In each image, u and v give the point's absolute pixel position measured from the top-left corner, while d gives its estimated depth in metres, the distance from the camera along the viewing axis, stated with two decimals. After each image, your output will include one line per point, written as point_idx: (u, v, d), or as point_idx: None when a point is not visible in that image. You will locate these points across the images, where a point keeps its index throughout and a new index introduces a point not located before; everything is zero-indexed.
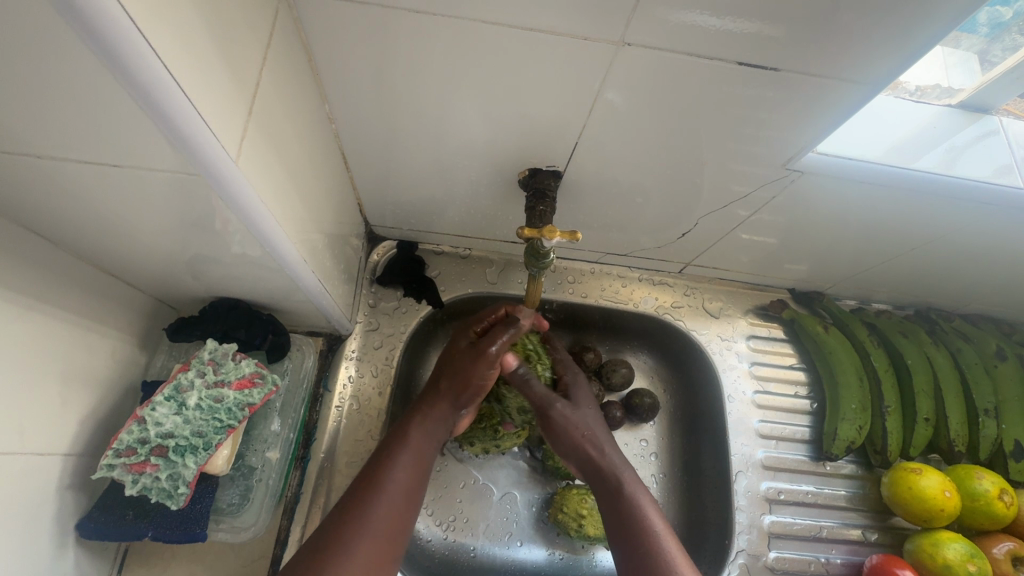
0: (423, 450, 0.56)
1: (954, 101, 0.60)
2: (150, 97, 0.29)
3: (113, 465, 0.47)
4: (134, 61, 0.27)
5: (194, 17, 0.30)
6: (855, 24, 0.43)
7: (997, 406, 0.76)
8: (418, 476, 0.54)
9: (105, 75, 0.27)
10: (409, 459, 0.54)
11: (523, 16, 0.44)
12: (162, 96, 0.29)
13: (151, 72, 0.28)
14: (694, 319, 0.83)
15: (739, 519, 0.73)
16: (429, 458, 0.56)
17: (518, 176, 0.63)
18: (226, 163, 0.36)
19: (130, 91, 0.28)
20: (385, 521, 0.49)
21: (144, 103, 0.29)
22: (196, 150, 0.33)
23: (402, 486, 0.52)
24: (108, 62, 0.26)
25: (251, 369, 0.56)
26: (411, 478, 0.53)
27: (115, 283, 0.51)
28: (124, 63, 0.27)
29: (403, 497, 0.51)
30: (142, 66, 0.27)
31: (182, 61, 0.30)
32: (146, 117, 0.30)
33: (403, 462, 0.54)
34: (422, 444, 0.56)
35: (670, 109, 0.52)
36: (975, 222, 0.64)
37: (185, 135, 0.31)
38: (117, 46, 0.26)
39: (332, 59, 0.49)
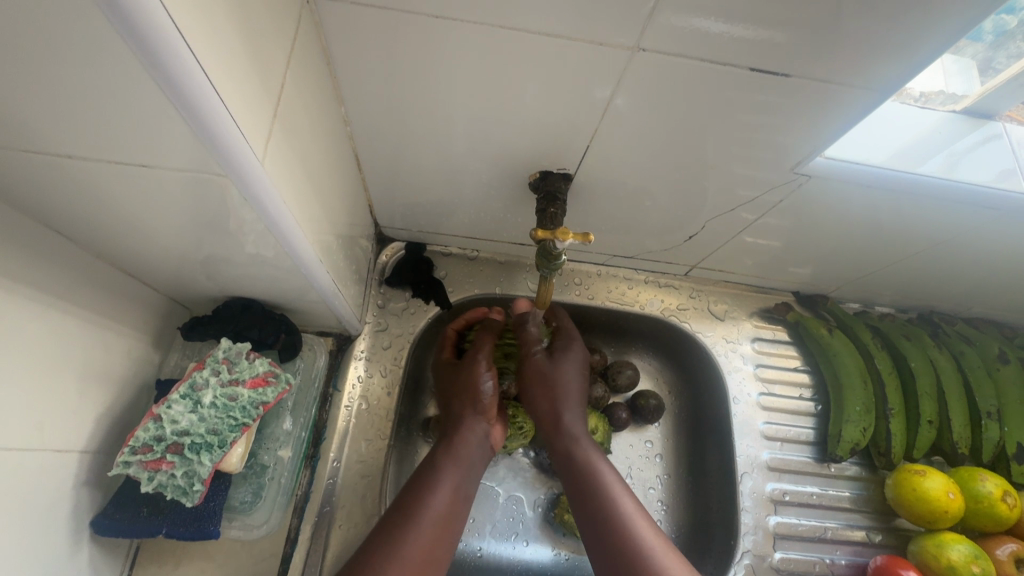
0: (458, 475, 0.56)
1: (958, 107, 0.61)
2: (181, 94, 0.29)
3: (128, 462, 0.48)
4: (169, 59, 0.27)
5: (225, 19, 0.31)
6: (864, 32, 0.44)
7: (1000, 409, 0.77)
8: (455, 502, 0.54)
9: (140, 74, 0.28)
10: (446, 486, 0.55)
11: (539, 22, 0.44)
12: (194, 93, 0.29)
13: (185, 69, 0.28)
14: (699, 321, 0.84)
15: (744, 520, 0.73)
16: (466, 484, 0.57)
17: (528, 179, 0.63)
18: (251, 164, 0.36)
19: (163, 88, 0.28)
20: (423, 550, 0.49)
21: (174, 99, 0.29)
22: (223, 150, 0.34)
23: (439, 512, 0.52)
24: (146, 64, 0.27)
25: (264, 369, 0.56)
26: (449, 505, 0.53)
27: (131, 282, 0.52)
28: (162, 64, 0.27)
29: (440, 522, 0.52)
30: (176, 64, 0.28)
31: (213, 60, 0.30)
32: (175, 114, 0.30)
33: (441, 490, 0.54)
34: (455, 470, 0.56)
35: (680, 113, 0.53)
36: (978, 226, 0.65)
37: (215, 135, 0.32)
38: (155, 49, 0.26)
39: (349, 63, 0.50)
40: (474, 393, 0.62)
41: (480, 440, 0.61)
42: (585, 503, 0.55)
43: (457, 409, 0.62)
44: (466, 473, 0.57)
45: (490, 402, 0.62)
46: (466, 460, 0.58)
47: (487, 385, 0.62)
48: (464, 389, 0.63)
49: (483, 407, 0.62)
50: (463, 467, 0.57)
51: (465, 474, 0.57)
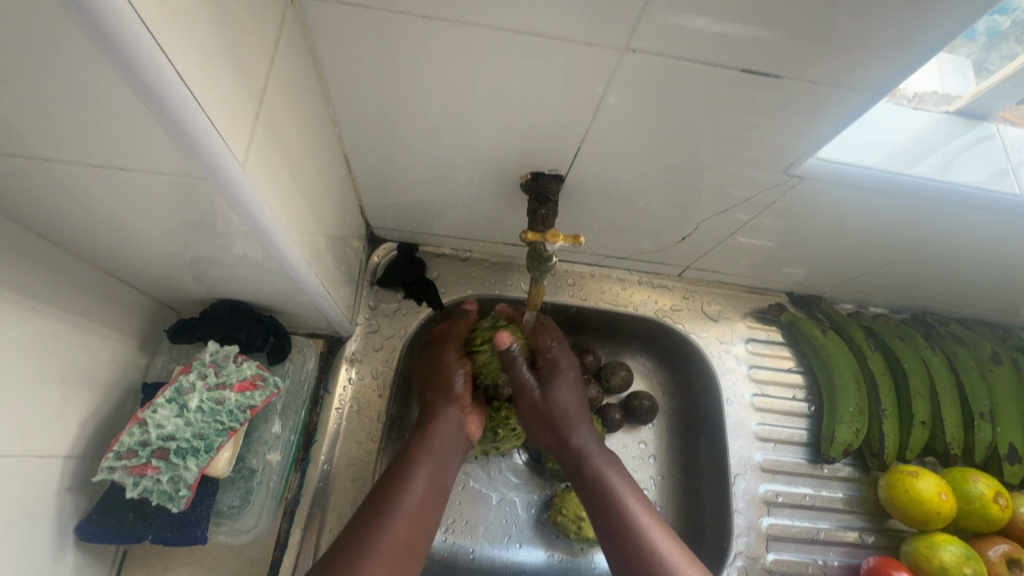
0: (433, 466, 0.56)
1: (951, 108, 0.61)
2: (153, 95, 0.28)
3: (113, 468, 0.47)
4: (140, 58, 0.26)
5: (201, 17, 0.30)
6: (855, 34, 0.43)
7: (992, 410, 0.77)
8: (431, 493, 0.54)
9: (112, 75, 0.27)
10: (421, 478, 0.54)
11: (528, 21, 0.44)
12: (166, 93, 0.29)
13: (156, 69, 0.27)
14: (693, 322, 0.84)
15: (737, 521, 0.73)
16: (441, 475, 0.56)
17: (520, 179, 0.63)
18: (232, 166, 0.36)
19: (133, 87, 0.28)
20: (396, 540, 0.49)
21: (145, 99, 0.28)
22: (202, 153, 0.33)
23: (414, 504, 0.52)
24: (119, 67, 0.26)
25: (252, 372, 0.55)
26: (425, 496, 0.53)
27: (116, 285, 0.51)
28: (134, 67, 0.27)
29: (417, 513, 0.52)
30: (146, 63, 0.27)
31: (187, 59, 0.30)
32: (148, 114, 0.29)
33: (415, 481, 0.54)
34: (429, 460, 0.56)
35: (672, 114, 0.53)
36: (972, 227, 0.65)
37: (193, 138, 0.32)
38: (127, 52, 0.26)
39: (337, 63, 0.49)
40: (447, 383, 0.61)
41: (455, 431, 0.59)
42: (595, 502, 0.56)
43: (432, 401, 0.61)
44: (442, 464, 0.56)
45: (464, 392, 0.61)
46: (441, 452, 0.57)
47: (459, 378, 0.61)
48: (436, 381, 0.62)
49: (456, 398, 0.61)
50: (439, 457, 0.57)
51: (440, 463, 0.56)
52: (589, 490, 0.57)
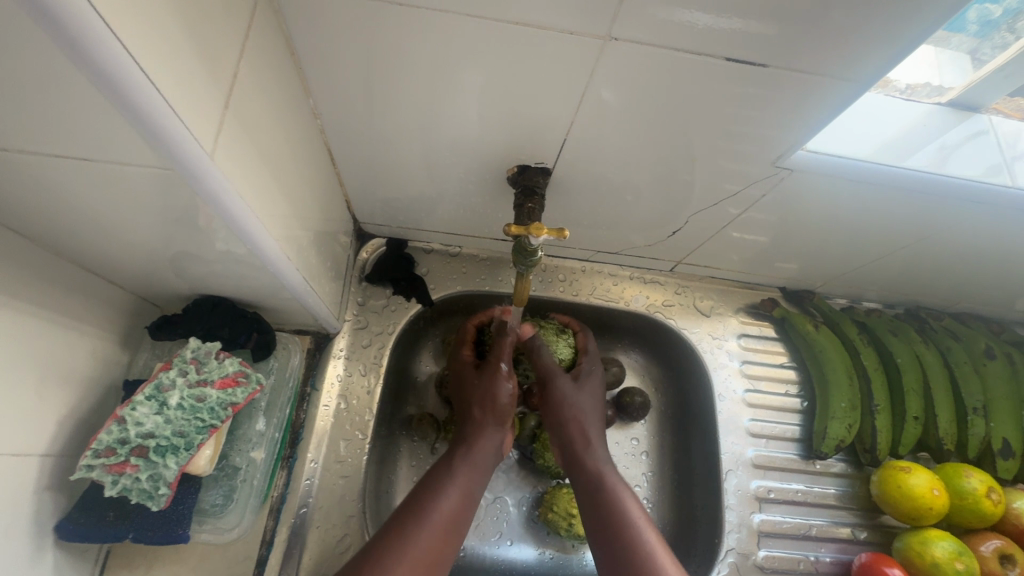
0: (471, 479, 0.56)
1: (943, 100, 0.60)
2: (109, 81, 0.27)
3: (91, 465, 0.46)
4: (91, 41, 0.26)
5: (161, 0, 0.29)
6: (843, 22, 0.42)
7: (986, 405, 0.76)
8: (464, 506, 0.53)
9: (65, 60, 0.26)
10: (456, 489, 0.54)
11: (509, 10, 0.43)
12: (123, 79, 0.28)
13: (110, 54, 0.27)
14: (685, 318, 0.83)
15: (728, 518, 0.73)
16: (475, 489, 0.56)
17: (507, 173, 0.62)
18: (202, 159, 0.35)
19: (88, 73, 0.27)
20: (427, 551, 0.48)
21: (101, 85, 0.28)
22: (169, 145, 0.32)
23: (447, 515, 0.51)
24: (73, 56, 0.26)
25: (234, 368, 0.55)
26: (458, 508, 0.53)
27: (94, 281, 0.50)
28: (89, 56, 0.26)
29: (447, 525, 0.51)
30: (98, 47, 0.26)
31: (147, 45, 0.29)
32: (106, 101, 0.29)
33: (450, 492, 0.53)
34: (469, 474, 0.56)
35: (658, 106, 0.52)
36: (964, 221, 0.64)
37: (158, 129, 0.31)
38: (81, 39, 0.25)
39: (315, 53, 0.48)
40: (495, 400, 0.62)
41: (494, 448, 0.60)
42: (601, 523, 0.53)
43: (477, 415, 0.61)
44: (480, 478, 0.57)
45: (508, 411, 0.62)
46: (481, 466, 0.58)
47: (506, 393, 0.62)
48: (485, 396, 0.62)
49: (501, 415, 0.62)
50: (478, 471, 0.57)
51: (478, 478, 0.56)
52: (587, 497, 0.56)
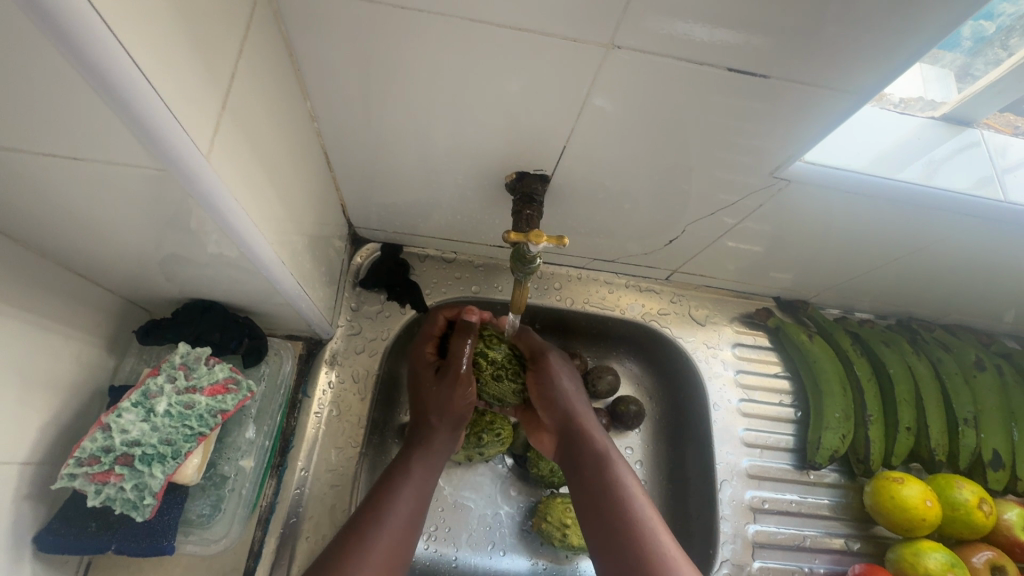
0: (425, 481, 0.57)
1: (936, 114, 0.61)
2: (94, 70, 0.26)
3: (73, 475, 0.43)
4: (69, 17, 0.24)
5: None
6: (842, 35, 0.43)
7: (976, 416, 0.77)
8: (419, 508, 0.55)
9: (43, 40, 0.25)
10: (410, 493, 0.55)
11: (511, 16, 0.43)
12: (108, 62, 0.26)
13: (92, 35, 0.25)
14: (680, 326, 0.83)
15: (723, 528, 0.72)
16: (428, 491, 0.57)
17: (505, 179, 0.62)
18: (196, 160, 0.34)
19: (68, 56, 0.25)
20: (386, 551, 0.50)
21: (91, 80, 0.27)
22: (163, 144, 0.31)
23: (404, 517, 0.53)
24: (67, 51, 0.25)
25: (224, 375, 0.52)
26: (412, 510, 0.54)
27: (78, 283, 0.49)
28: (82, 51, 0.25)
29: (404, 525, 0.52)
30: (80, 29, 0.24)
31: (136, 29, 0.27)
32: (87, 86, 0.27)
33: (406, 495, 0.55)
34: (422, 476, 0.58)
35: (658, 115, 0.52)
36: (958, 233, 0.65)
37: (153, 128, 0.30)
38: (75, 34, 0.25)
39: (312, 53, 0.47)
40: (450, 403, 0.63)
41: (446, 452, 0.62)
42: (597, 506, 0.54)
43: (434, 420, 0.63)
44: (432, 480, 0.58)
45: (462, 415, 0.64)
46: (434, 467, 0.60)
47: (463, 399, 0.63)
48: (442, 401, 0.63)
49: (456, 420, 0.63)
50: (431, 474, 0.59)
51: (432, 479, 0.58)
52: (588, 486, 0.56)
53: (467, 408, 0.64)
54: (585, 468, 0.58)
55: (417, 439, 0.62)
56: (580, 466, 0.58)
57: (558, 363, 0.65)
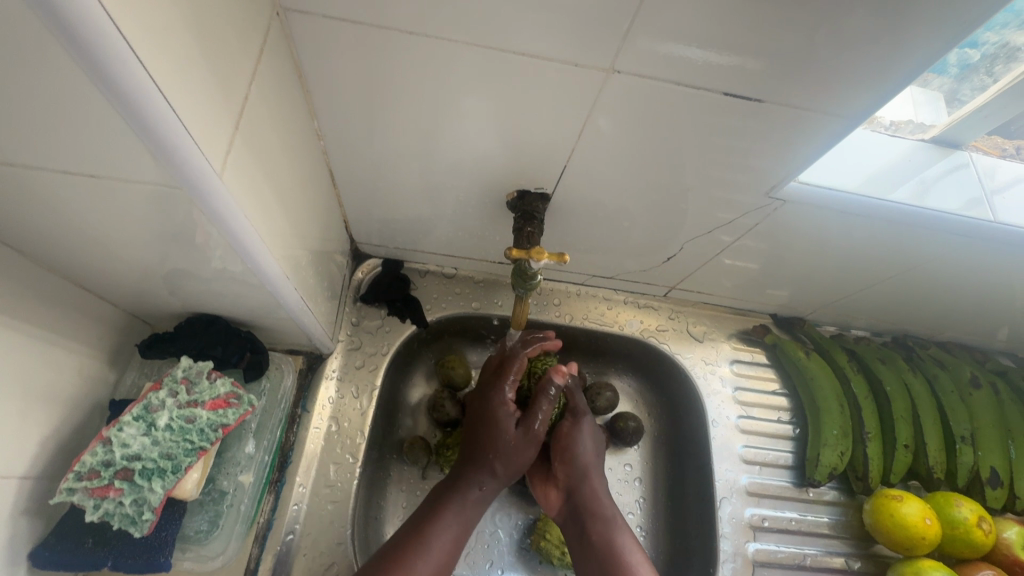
0: (463, 521, 0.55)
1: (925, 137, 0.63)
2: (118, 92, 0.27)
3: (72, 489, 0.44)
4: (98, 46, 0.25)
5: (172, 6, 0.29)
6: (832, 61, 0.44)
7: (973, 433, 0.78)
8: (452, 551, 0.54)
9: (67, 60, 0.25)
10: (445, 536, 0.53)
11: (514, 41, 0.44)
12: (132, 85, 0.27)
13: (116, 57, 0.26)
14: (678, 343, 0.83)
15: (723, 547, 0.72)
16: (465, 531, 0.55)
17: (506, 197, 0.63)
18: (210, 178, 0.35)
19: (92, 76, 0.26)
20: None
21: (115, 102, 0.28)
22: (179, 163, 0.32)
23: (436, 563, 0.52)
24: (94, 76, 0.26)
25: (226, 390, 0.52)
26: (446, 553, 0.53)
27: (83, 296, 0.49)
28: (108, 75, 0.26)
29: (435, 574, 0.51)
30: (106, 52, 0.25)
31: (155, 49, 0.28)
32: (105, 103, 0.28)
33: (439, 540, 0.53)
34: (458, 517, 0.55)
35: (655, 136, 0.53)
36: (951, 252, 0.66)
37: (170, 147, 0.31)
38: (103, 61, 0.26)
39: (321, 75, 0.49)
40: (495, 437, 0.57)
41: (492, 487, 0.57)
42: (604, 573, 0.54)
43: (478, 453, 0.57)
44: (471, 520, 0.56)
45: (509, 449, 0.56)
46: (475, 506, 0.56)
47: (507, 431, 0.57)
48: (485, 432, 0.58)
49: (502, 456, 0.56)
50: (469, 513, 0.56)
51: (470, 519, 0.56)
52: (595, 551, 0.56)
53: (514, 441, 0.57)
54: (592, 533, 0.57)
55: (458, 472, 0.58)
56: (586, 529, 0.58)
57: (586, 424, 0.62)
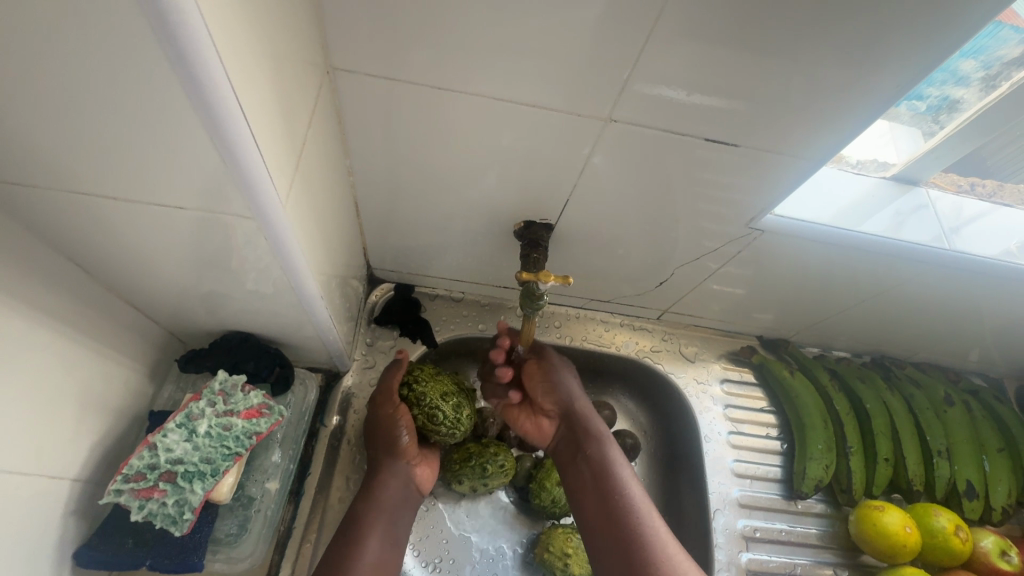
0: (387, 525, 0.62)
1: (888, 174, 0.70)
2: (234, 155, 0.34)
3: (120, 490, 0.48)
4: (227, 124, 0.32)
5: (264, 74, 0.36)
6: (796, 114, 0.52)
7: (949, 448, 0.83)
8: (389, 546, 0.61)
9: (192, 118, 0.31)
10: (374, 538, 0.60)
11: (525, 94, 0.52)
12: (243, 151, 0.34)
13: (238, 131, 0.33)
14: (671, 363, 0.89)
15: (718, 556, 0.75)
16: (396, 530, 0.63)
17: (513, 227, 0.69)
18: (280, 217, 0.42)
19: (216, 142, 0.33)
20: None
21: (228, 162, 0.35)
22: (260, 204, 0.39)
23: (371, 561, 0.59)
24: (219, 143, 0.33)
25: (259, 400, 0.56)
26: (383, 552, 0.60)
27: (133, 314, 0.54)
28: (231, 143, 0.33)
29: (373, 571, 0.58)
30: (233, 128, 0.33)
31: (260, 122, 0.36)
32: (220, 162, 0.35)
33: (366, 542, 0.60)
34: (378, 523, 0.62)
35: (647, 174, 0.60)
36: (917, 278, 0.72)
37: (257, 192, 0.38)
38: (228, 133, 0.33)
39: (354, 120, 0.55)
40: (392, 441, 0.66)
41: (402, 485, 0.66)
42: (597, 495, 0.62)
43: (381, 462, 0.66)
44: (391, 519, 0.63)
45: (407, 447, 0.66)
46: (390, 507, 0.64)
47: (402, 435, 0.66)
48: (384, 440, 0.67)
49: (399, 453, 0.66)
50: (388, 515, 0.63)
51: (391, 520, 0.63)
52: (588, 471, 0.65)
53: (410, 440, 0.67)
54: (587, 458, 0.66)
55: (369, 485, 0.65)
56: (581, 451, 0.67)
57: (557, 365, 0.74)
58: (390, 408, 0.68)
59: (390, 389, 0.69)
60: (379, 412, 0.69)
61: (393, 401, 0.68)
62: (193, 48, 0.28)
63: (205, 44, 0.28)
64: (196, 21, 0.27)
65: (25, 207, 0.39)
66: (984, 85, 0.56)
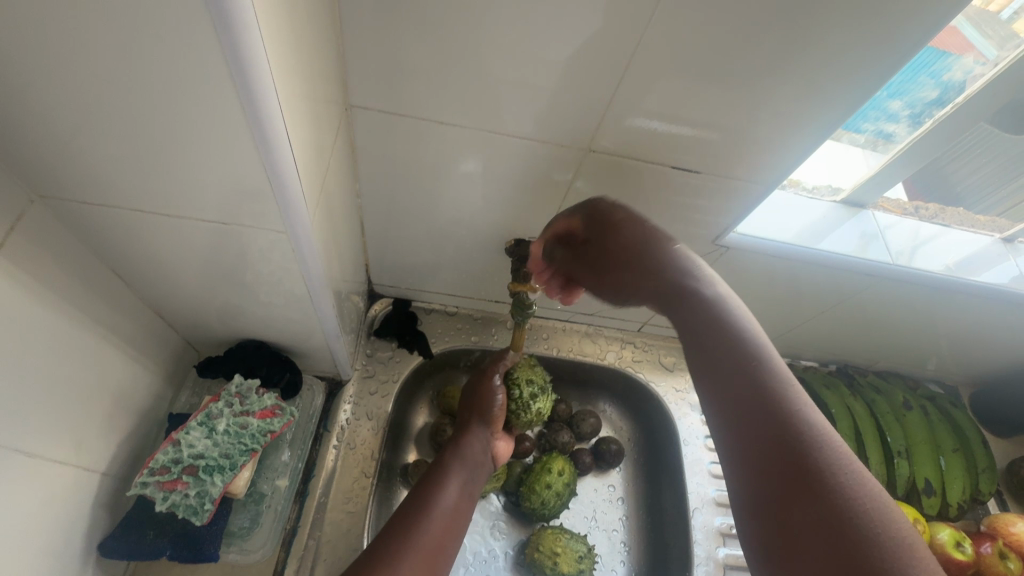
0: (464, 478, 0.67)
1: (839, 198, 0.78)
2: (280, 183, 0.41)
3: (146, 483, 0.52)
4: (278, 159, 0.39)
5: (302, 113, 0.43)
6: (749, 146, 0.60)
7: (908, 448, 0.90)
8: (461, 499, 0.65)
9: (246, 149, 0.38)
10: (454, 486, 0.65)
11: (514, 128, 0.59)
12: (287, 180, 0.41)
13: (287, 164, 0.40)
14: (651, 372, 0.95)
15: (696, 551, 0.80)
16: (471, 484, 0.67)
17: (503, 245, 0.76)
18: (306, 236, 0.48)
19: (269, 175, 0.40)
20: (433, 541, 0.57)
21: (275, 189, 0.42)
22: (294, 224, 0.46)
23: (448, 508, 0.62)
24: (270, 175, 0.40)
25: (272, 402, 0.61)
26: (458, 501, 0.64)
27: (159, 322, 0.60)
28: (280, 174, 0.40)
29: (450, 516, 0.61)
30: (283, 162, 0.40)
31: (300, 156, 0.43)
32: (267, 190, 0.42)
33: (449, 488, 0.64)
34: (459, 473, 0.67)
35: (623, 198, 0.68)
36: (869, 290, 0.80)
37: (293, 214, 0.45)
38: (279, 167, 0.40)
39: (363, 149, 0.62)
40: (484, 406, 0.73)
41: (482, 448, 0.72)
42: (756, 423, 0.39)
43: (469, 420, 0.73)
44: (470, 476, 0.68)
45: (496, 416, 0.73)
46: (470, 465, 0.69)
47: (495, 403, 0.73)
48: (477, 403, 0.74)
49: (487, 419, 0.73)
50: (469, 471, 0.68)
51: (468, 476, 0.68)
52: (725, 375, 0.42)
53: (501, 410, 0.74)
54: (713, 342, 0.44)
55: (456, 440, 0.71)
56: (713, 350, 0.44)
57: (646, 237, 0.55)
58: (491, 379, 0.75)
59: (498, 364, 0.77)
60: (476, 383, 0.77)
61: (497, 375, 0.76)
62: (259, 100, 0.35)
63: (270, 98, 0.36)
64: (265, 83, 0.35)
65: (81, 225, 0.46)
66: (911, 121, 0.65)
